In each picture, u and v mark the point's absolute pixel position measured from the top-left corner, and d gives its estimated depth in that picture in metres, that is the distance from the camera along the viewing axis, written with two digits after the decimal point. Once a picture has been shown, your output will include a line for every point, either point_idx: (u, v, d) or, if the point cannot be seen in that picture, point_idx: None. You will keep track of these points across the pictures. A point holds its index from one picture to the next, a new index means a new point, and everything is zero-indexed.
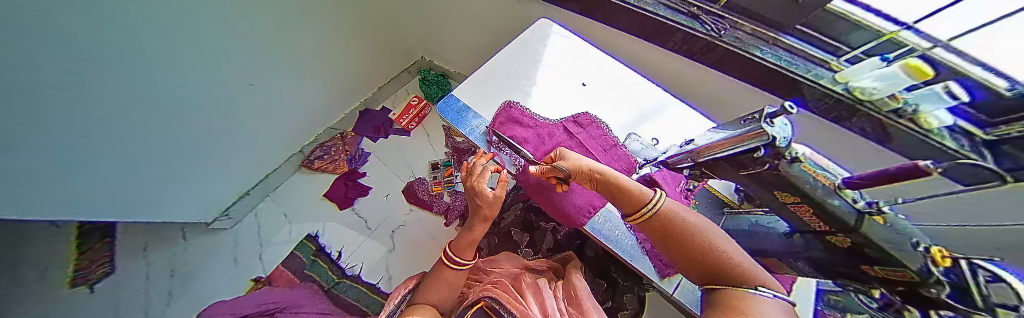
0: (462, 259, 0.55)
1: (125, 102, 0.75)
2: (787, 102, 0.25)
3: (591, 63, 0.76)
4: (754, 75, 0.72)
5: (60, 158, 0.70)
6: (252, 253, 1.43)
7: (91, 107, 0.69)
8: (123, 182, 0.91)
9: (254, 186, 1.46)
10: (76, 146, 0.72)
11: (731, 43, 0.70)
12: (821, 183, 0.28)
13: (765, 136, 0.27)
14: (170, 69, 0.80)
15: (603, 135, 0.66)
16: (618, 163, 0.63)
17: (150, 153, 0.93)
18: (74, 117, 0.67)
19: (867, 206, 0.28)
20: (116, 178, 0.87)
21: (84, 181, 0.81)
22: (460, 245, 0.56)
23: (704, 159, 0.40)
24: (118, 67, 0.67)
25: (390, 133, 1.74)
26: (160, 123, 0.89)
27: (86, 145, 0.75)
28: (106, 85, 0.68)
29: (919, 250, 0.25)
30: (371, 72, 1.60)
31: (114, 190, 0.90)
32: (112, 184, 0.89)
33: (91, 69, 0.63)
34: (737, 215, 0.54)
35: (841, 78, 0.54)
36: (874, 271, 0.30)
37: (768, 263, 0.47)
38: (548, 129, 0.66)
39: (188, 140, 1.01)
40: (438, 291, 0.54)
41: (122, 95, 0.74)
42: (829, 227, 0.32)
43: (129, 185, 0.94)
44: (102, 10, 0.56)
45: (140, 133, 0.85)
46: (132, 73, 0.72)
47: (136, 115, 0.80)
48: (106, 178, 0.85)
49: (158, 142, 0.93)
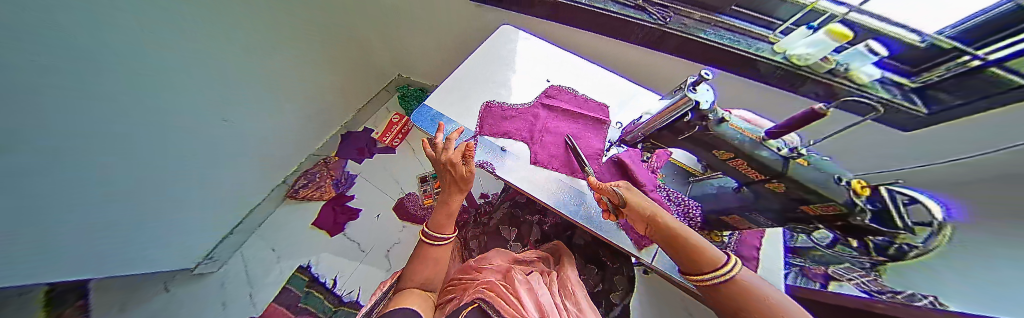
0: (444, 233, 0.53)
1: (126, 113, 0.66)
2: (704, 70, 0.28)
3: (553, 60, 0.82)
4: (704, 54, 0.79)
5: (65, 163, 0.57)
6: (241, 295, 1.36)
7: (91, 109, 0.56)
8: (105, 232, 0.78)
9: (239, 223, 1.41)
10: (79, 149, 0.59)
11: (677, 28, 0.77)
12: (747, 137, 0.33)
13: (690, 102, 0.30)
14: (169, 77, 0.73)
15: (574, 96, 0.73)
16: (598, 119, 0.68)
17: (148, 173, 0.82)
18: (78, 119, 0.54)
19: (788, 153, 0.31)
20: (97, 229, 0.75)
21: (81, 213, 0.70)
22: (438, 215, 0.54)
23: (651, 131, 0.43)
24: (110, 93, 0.59)
25: (375, 152, 1.74)
26: (160, 127, 0.78)
27: (89, 146, 0.61)
28: (113, 90, 0.60)
29: (840, 184, 0.29)
30: (347, 92, 1.64)
31: (112, 226, 0.79)
32: (113, 214, 0.78)
33: (102, 70, 0.55)
34: (699, 182, 0.58)
35: (780, 48, 0.71)
36: (810, 210, 0.34)
37: (728, 221, 0.51)
38: (523, 116, 0.69)
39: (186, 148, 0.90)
40: (425, 269, 0.51)
41: (124, 99, 0.64)
42: (762, 176, 0.36)
43: (127, 213, 0.82)
44: (100, 13, 0.49)
45: (139, 134, 0.73)
46: (135, 78, 0.64)
47: (140, 124, 0.71)
48: (84, 231, 0.72)
49: (156, 163, 0.83)
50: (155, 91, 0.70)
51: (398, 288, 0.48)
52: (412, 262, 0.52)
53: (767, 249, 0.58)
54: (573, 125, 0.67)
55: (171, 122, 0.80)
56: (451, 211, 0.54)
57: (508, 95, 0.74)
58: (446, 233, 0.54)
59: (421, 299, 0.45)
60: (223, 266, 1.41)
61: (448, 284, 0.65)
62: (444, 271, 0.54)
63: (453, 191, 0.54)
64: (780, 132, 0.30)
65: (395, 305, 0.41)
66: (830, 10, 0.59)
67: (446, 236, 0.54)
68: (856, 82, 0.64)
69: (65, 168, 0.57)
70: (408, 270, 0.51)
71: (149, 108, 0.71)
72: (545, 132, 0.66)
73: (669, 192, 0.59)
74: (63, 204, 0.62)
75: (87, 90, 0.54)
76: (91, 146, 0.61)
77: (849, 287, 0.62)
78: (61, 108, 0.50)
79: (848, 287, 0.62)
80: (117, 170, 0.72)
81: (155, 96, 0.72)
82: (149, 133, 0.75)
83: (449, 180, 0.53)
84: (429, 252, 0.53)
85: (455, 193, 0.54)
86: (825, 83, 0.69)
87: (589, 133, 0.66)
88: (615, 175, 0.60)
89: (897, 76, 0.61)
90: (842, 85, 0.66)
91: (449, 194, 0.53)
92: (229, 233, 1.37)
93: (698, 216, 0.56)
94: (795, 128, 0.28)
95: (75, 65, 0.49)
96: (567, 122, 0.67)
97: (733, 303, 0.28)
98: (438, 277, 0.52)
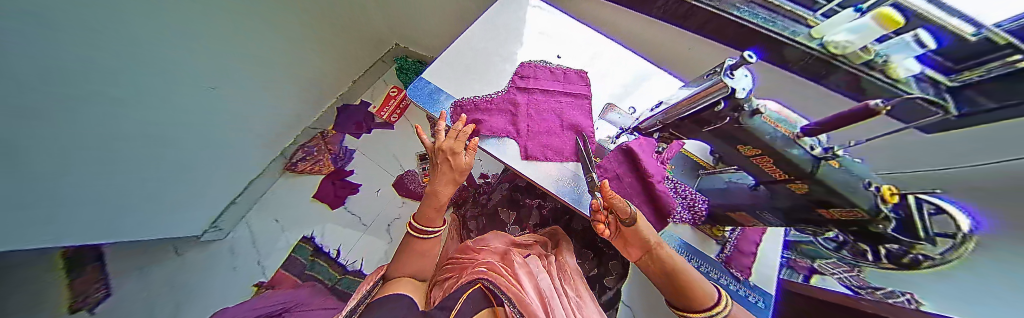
0: (432, 228, 0.54)
1: (122, 82, 0.63)
2: (747, 51, 0.24)
3: (566, 35, 0.74)
4: (733, 35, 0.72)
5: (44, 145, 0.55)
6: (250, 261, 1.42)
7: (70, 85, 0.53)
8: (99, 205, 0.76)
9: (240, 194, 1.41)
10: (61, 130, 0.56)
11: (708, 3, 0.70)
12: (781, 132, 0.29)
13: (725, 90, 0.27)
14: (165, 47, 0.69)
15: (549, 72, 0.68)
16: (582, 96, 0.66)
17: (140, 146, 0.79)
18: (54, 96, 0.51)
19: (821, 152, 0.29)
20: (91, 202, 0.74)
21: (81, 184, 0.68)
22: (428, 208, 0.53)
23: (671, 120, 0.40)
24: (88, 62, 0.54)
25: (373, 128, 1.70)
26: (144, 110, 0.74)
27: (71, 128, 0.58)
28: (108, 58, 0.57)
29: (870, 189, 0.26)
30: (342, 63, 1.53)
31: (114, 191, 0.79)
32: (112, 180, 0.77)
33: (97, 36, 0.52)
34: (712, 176, 0.56)
35: (818, 33, 0.58)
36: (829, 214, 0.32)
37: (734, 218, 0.49)
38: (498, 107, 0.62)
39: (181, 128, 0.87)
40: (414, 262, 0.51)
41: (124, 69, 0.62)
42: (787, 175, 0.33)
43: (132, 180, 0.81)
44: None
45: (125, 114, 0.69)
46: (133, 47, 0.61)
47: (139, 95, 0.69)
48: (81, 201, 0.71)
49: (147, 137, 0.79)
50: (151, 61, 0.67)
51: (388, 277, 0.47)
52: (401, 253, 0.52)
53: (767, 243, 0.58)
54: (556, 107, 0.64)
55: (174, 94, 0.78)
56: (436, 202, 0.53)
57: (511, 73, 0.68)
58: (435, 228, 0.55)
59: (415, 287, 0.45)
60: (229, 233, 1.45)
61: (447, 262, 0.66)
62: (432, 264, 0.55)
63: (445, 182, 0.53)
64: (818, 130, 0.26)
65: (387, 294, 0.40)
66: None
67: (433, 231, 0.54)
68: (890, 76, 0.51)
69: (48, 139, 0.55)
70: (396, 263, 0.50)
71: (132, 89, 0.67)
72: (527, 121, 0.62)
73: (676, 185, 0.57)
74: (62, 167, 0.61)
75: (71, 60, 0.51)
76: (82, 110, 0.58)
77: (832, 281, 0.63)
78: (55, 71, 0.48)
79: (829, 282, 0.64)
80: (120, 139, 0.71)
81: (156, 67, 0.69)
82: (138, 111, 0.72)
83: (444, 170, 0.53)
84: (416, 245, 0.54)
85: (448, 184, 0.53)
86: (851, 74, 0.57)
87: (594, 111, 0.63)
88: (624, 164, 0.57)
89: (933, 73, 0.45)
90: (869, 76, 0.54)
91: (440, 183, 0.53)
92: (231, 202, 1.38)
93: (703, 210, 0.55)
94: (833, 129, 0.24)
95: (70, 28, 0.47)
96: (549, 104, 0.64)
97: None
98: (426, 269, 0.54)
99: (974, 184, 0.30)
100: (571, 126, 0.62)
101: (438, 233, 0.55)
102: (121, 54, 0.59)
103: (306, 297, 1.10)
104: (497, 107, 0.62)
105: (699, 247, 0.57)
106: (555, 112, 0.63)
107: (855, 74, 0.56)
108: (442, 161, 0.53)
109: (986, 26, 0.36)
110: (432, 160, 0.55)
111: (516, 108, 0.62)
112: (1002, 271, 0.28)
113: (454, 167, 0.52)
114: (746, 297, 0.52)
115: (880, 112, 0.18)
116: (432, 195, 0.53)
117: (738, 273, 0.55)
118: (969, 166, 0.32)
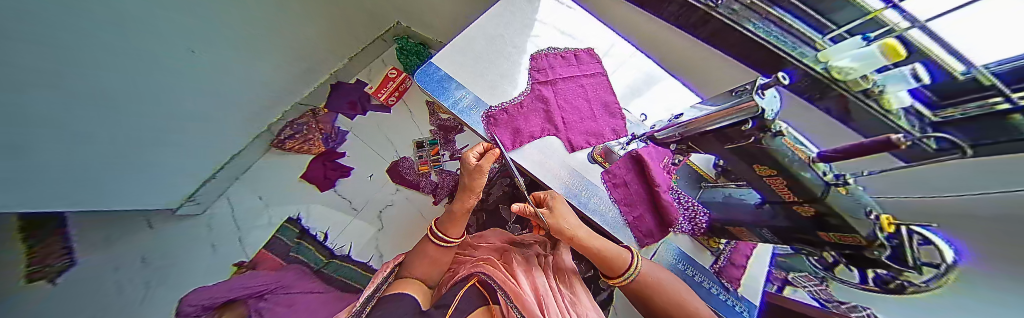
0: (451, 237, 0.57)
1: (83, 50, 0.58)
2: (781, 73, 0.23)
3: (583, 31, 0.72)
4: (746, 51, 0.71)
5: (12, 111, 0.51)
6: (231, 239, 1.36)
7: (40, 49, 0.50)
8: (57, 176, 0.70)
9: (222, 168, 1.33)
10: (31, 97, 0.53)
11: (726, 15, 0.70)
12: (798, 155, 0.29)
13: (754, 110, 0.26)
14: (168, 35, 0.76)
15: (560, 58, 0.67)
16: (597, 76, 0.66)
17: (103, 115, 0.72)
18: (25, 63, 0.48)
19: (834, 178, 0.29)
20: (54, 170, 0.68)
21: (42, 150, 0.63)
22: (449, 219, 0.57)
23: (691, 133, 0.40)
24: (57, 26, 0.50)
25: (368, 109, 1.63)
26: (109, 77, 0.68)
27: (40, 96, 0.55)
28: (109, 40, 0.63)
29: (870, 217, 0.27)
30: (339, 38, 1.46)
31: (90, 172, 0.79)
32: (77, 149, 0.71)
33: (102, 19, 0.58)
34: (713, 188, 0.58)
35: (824, 57, 0.52)
36: (828, 238, 0.34)
37: (733, 232, 0.52)
38: (530, 108, 0.60)
39: (142, 96, 0.80)
40: (422, 267, 0.57)
41: (108, 47, 0.63)
42: (796, 198, 0.34)
43: (102, 166, 0.81)
44: None
45: (92, 81, 0.64)
46: (113, 11, 0.59)
47: (134, 73, 0.74)
48: (41, 170, 0.65)
49: (110, 105, 0.73)
50: (148, 55, 0.74)
51: (399, 277, 0.56)
52: (413, 257, 0.58)
53: (757, 258, 0.61)
54: (580, 92, 0.64)
55: (158, 67, 0.79)
56: (456, 217, 0.57)
57: (526, 66, 0.65)
58: (454, 237, 0.58)
59: (417, 288, 0.53)
60: (207, 209, 1.38)
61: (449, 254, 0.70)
62: (440, 270, 0.59)
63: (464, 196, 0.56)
64: (835, 156, 0.26)
65: (393, 293, 0.49)
66: (888, 21, 0.43)
67: (453, 240, 0.58)
68: (882, 106, 0.44)
69: (19, 104, 0.52)
70: (407, 266, 0.58)
71: (93, 55, 0.61)
72: (561, 113, 0.61)
73: (680, 196, 0.59)
74: (46, 144, 0.63)
75: (39, 24, 0.47)
76: (77, 89, 0.62)
77: (802, 293, 0.67)
78: (67, 51, 0.55)
79: (801, 294, 0.67)
80: (98, 108, 0.70)
81: (148, 54, 0.74)
82: (102, 77, 0.66)
83: (465, 194, 0.56)
84: (428, 254, 0.58)
85: (470, 195, 0.56)
86: (841, 98, 0.52)
87: (605, 112, 0.62)
88: (632, 171, 0.58)
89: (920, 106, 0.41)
90: (858, 103, 0.48)
91: (458, 205, 0.56)
92: (211, 177, 1.31)
93: (704, 222, 0.57)
94: (848, 158, 0.24)
95: (83, 10, 0.53)
96: (572, 90, 0.63)
97: (636, 288, 0.51)
98: (435, 272, 0.58)
99: (945, 216, 0.33)
100: (601, 107, 0.63)
101: (458, 242, 0.59)
102: (88, 17, 0.55)
103: (289, 278, 1.08)
104: (512, 99, 0.61)
105: (695, 257, 0.60)
106: (571, 110, 0.62)
107: (844, 97, 0.51)
108: (465, 175, 0.55)
109: (975, 65, 0.31)
110: (461, 174, 0.56)
111: (525, 104, 0.60)
112: (966, 299, 0.31)
113: (471, 187, 0.55)
114: (733, 307, 0.56)
115: (901, 148, 0.16)
116: (456, 209, 0.57)
117: (728, 283, 0.58)
118: (919, 198, 0.37)
